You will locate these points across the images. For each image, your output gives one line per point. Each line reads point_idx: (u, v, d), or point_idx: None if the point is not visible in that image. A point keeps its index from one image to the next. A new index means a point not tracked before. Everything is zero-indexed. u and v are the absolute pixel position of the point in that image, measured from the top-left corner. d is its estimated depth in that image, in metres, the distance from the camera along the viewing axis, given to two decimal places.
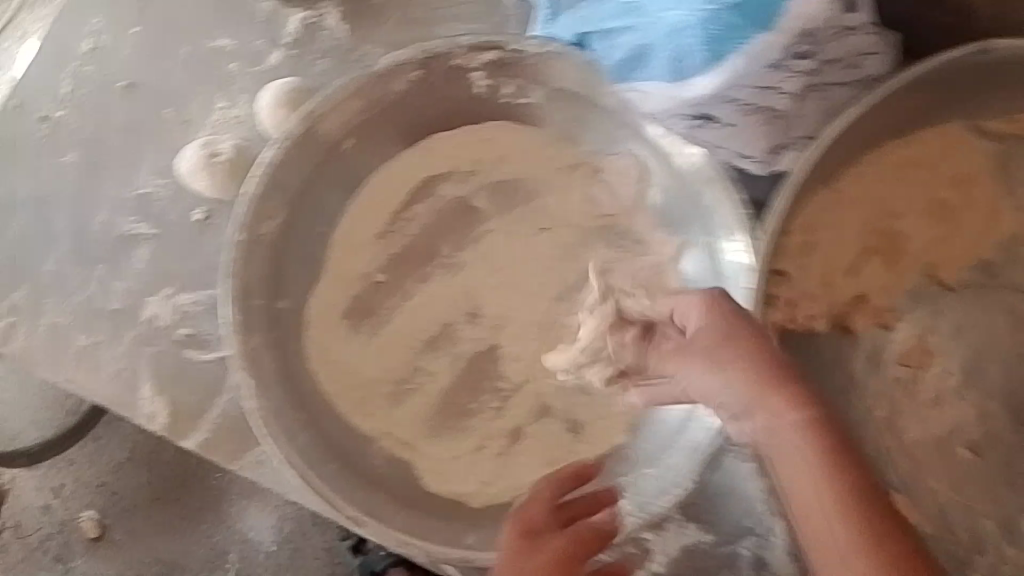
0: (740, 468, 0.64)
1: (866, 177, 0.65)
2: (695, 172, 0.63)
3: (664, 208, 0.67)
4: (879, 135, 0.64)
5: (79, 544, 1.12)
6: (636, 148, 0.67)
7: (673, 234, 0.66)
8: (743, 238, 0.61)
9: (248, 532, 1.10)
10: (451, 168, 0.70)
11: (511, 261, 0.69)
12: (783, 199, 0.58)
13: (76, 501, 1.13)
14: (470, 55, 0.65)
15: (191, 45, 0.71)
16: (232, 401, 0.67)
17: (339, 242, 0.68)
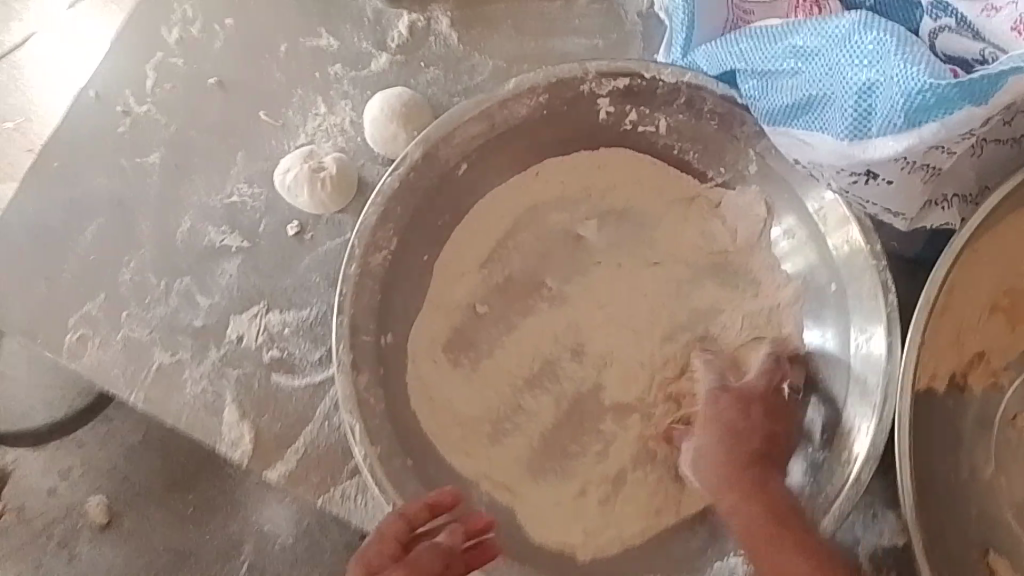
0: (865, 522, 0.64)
1: (1010, 237, 0.62)
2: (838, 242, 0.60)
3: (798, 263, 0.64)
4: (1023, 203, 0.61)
5: (87, 531, 0.94)
6: (768, 192, 0.64)
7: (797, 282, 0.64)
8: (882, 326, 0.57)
9: (265, 533, 0.92)
10: (563, 196, 0.66)
11: (619, 299, 0.66)
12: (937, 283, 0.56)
13: (86, 483, 0.94)
14: (599, 82, 0.61)
15: (289, 44, 0.67)
16: (321, 432, 0.63)
17: (441, 269, 0.65)
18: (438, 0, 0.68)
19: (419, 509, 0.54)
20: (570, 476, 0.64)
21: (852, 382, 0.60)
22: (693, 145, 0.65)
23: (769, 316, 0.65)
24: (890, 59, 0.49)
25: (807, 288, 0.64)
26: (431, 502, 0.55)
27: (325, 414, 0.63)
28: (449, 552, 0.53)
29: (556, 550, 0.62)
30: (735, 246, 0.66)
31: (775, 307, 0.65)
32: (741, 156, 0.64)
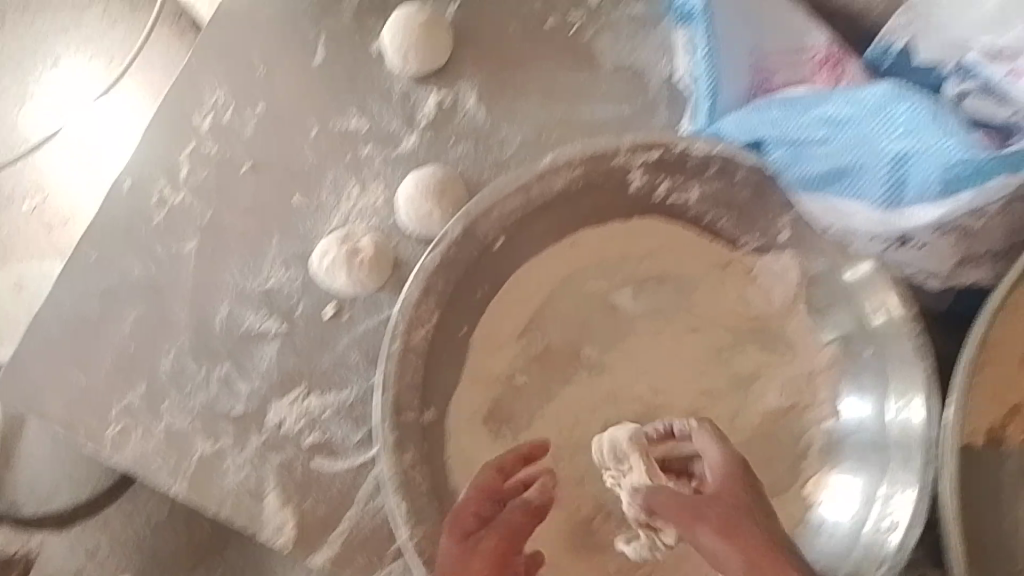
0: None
1: None
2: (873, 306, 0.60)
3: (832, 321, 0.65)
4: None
5: None
6: (801, 254, 0.65)
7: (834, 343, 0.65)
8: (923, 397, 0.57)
9: None
10: (598, 267, 0.67)
11: (656, 364, 0.66)
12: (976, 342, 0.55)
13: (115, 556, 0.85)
14: (633, 155, 0.62)
15: (320, 126, 0.68)
16: (365, 515, 0.62)
17: (480, 342, 0.65)
18: (465, 77, 0.69)
19: (515, 459, 0.59)
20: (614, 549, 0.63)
21: (891, 444, 0.60)
22: (727, 212, 0.66)
23: (798, 378, 0.66)
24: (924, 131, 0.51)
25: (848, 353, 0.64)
26: (528, 454, 0.60)
27: (369, 494, 0.63)
28: (536, 512, 0.56)
29: None
30: (773, 310, 0.66)
31: (811, 372, 0.66)
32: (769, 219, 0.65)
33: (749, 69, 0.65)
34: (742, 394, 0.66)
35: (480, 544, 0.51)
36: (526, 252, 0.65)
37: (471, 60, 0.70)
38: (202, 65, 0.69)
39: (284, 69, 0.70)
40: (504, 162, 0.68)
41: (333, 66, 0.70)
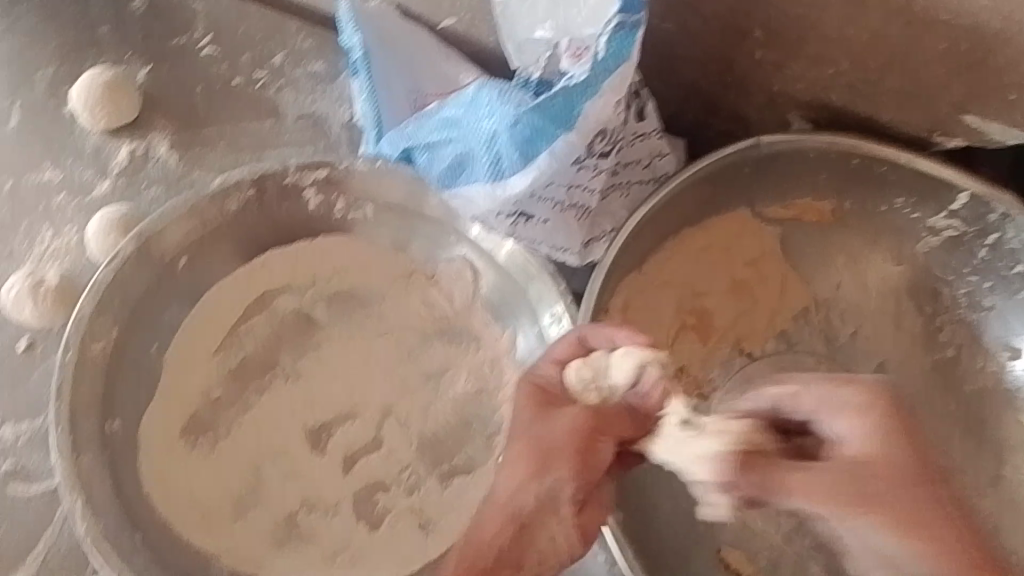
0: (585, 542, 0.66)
1: (680, 264, 0.73)
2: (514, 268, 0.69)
3: (494, 302, 0.72)
4: (678, 223, 0.72)
5: None
6: (466, 253, 0.72)
7: (500, 325, 0.71)
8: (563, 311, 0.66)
9: None
10: (288, 284, 0.72)
11: (348, 366, 0.71)
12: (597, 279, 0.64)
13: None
14: (301, 174, 0.70)
15: (16, 182, 0.73)
16: (60, 537, 0.63)
17: (173, 360, 0.68)
18: (158, 129, 0.75)
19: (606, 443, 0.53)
20: (315, 539, 0.66)
21: None
22: (400, 223, 0.73)
23: (477, 365, 0.71)
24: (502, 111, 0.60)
25: (497, 305, 0.72)
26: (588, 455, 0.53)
27: (63, 516, 0.63)
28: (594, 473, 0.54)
29: None
30: (455, 308, 0.72)
31: (496, 358, 0.71)
32: (437, 230, 0.73)
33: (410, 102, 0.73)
34: (434, 386, 0.71)
35: (567, 431, 0.53)
36: (215, 274, 0.70)
37: (162, 112, 0.76)
38: None
39: None
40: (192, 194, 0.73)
41: (28, 129, 0.75)
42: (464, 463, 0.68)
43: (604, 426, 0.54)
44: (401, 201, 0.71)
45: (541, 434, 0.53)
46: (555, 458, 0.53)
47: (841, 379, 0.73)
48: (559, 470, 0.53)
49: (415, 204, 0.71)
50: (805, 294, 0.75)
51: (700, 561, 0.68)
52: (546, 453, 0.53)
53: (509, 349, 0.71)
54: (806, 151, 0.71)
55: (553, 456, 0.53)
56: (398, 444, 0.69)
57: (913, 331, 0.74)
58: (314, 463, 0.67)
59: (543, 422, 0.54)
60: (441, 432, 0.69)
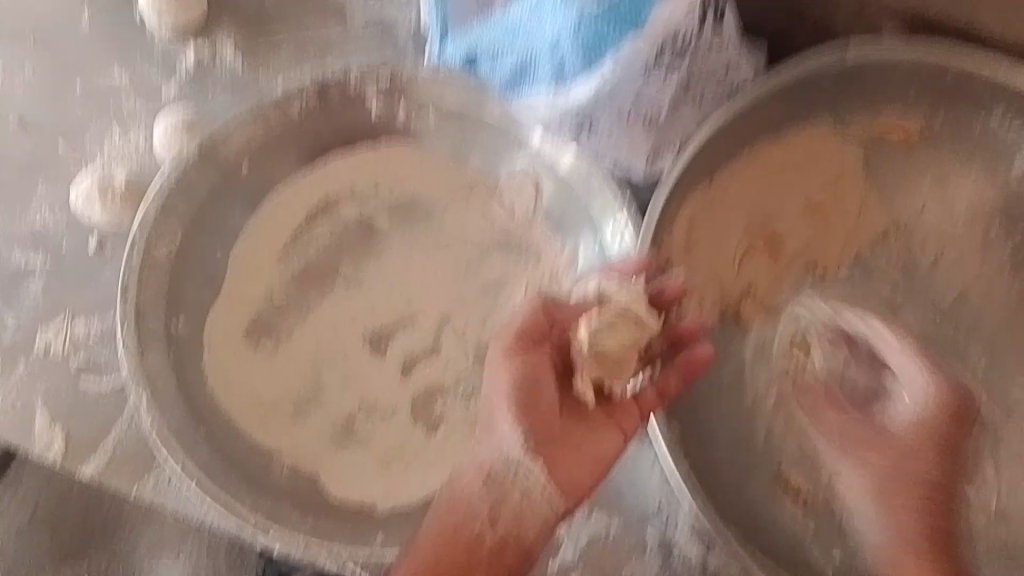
0: (639, 455, 0.65)
1: (752, 182, 0.70)
2: (572, 176, 0.66)
3: (553, 211, 0.70)
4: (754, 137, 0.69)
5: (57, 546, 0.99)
6: (525, 163, 0.70)
7: (560, 240, 0.70)
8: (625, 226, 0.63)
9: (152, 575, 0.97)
10: (349, 192, 0.71)
11: (410, 275, 0.71)
12: (664, 193, 0.62)
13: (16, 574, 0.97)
14: (362, 81, 0.69)
15: (87, 82, 0.73)
16: (130, 426, 0.65)
17: (239, 261, 0.69)
18: (225, 31, 0.74)
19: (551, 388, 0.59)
20: (372, 442, 0.66)
21: None
22: (460, 133, 0.71)
23: (536, 279, 0.70)
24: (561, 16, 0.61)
25: (560, 218, 0.69)
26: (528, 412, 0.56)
27: (131, 412, 0.65)
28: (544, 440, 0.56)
29: (355, 508, 0.63)
30: (517, 221, 0.71)
31: (555, 273, 0.70)
32: (496, 140, 0.70)
33: None
34: (492, 301, 0.70)
35: (538, 371, 0.58)
36: (278, 179, 0.70)
37: (229, 14, 0.75)
38: None
39: (56, 34, 0.75)
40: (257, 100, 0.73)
41: (99, 29, 0.74)
42: None
43: (538, 385, 0.58)
44: (459, 109, 0.69)
45: (518, 378, 0.57)
46: (529, 405, 0.57)
47: (921, 306, 0.70)
48: (536, 417, 0.57)
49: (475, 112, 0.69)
50: (886, 216, 0.72)
51: (761, 482, 0.67)
52: (526, 400, 0.57)
53: (569, 266, 0.69)
54: (895, 63, 0.66)
55: (533, 404, 0.57)
56: (458, 353, 0.68)
57: (1002, 258, 0.70)
58: (374, 369, 0.68)
59: (512, 367, 0.57)
60: None
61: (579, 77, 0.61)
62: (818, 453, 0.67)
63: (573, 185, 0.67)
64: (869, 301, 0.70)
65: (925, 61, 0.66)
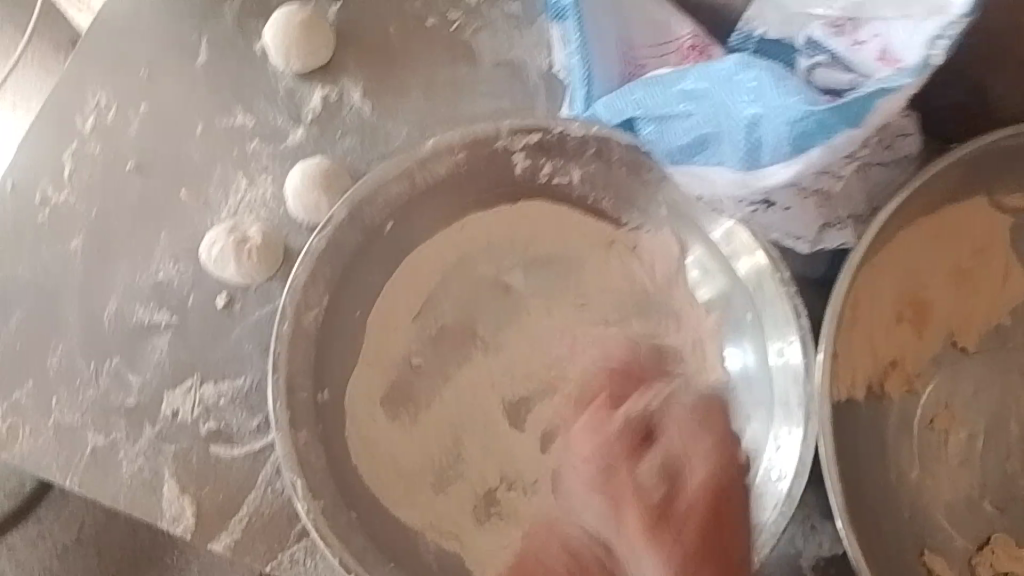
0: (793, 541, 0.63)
1: (905, 252, 0.68)
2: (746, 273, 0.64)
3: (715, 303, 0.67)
4: (921, 210, 0.66)
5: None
6: (679, 231, 0.68)
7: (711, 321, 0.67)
8: (795, 334, 0.61)
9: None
10: (484, 250, 0.69)
11: (550, 337, 0.67)
12: (847, 278, 0.59)
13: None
14: (512, 138, 0.65)
15: (207, 123, 0.70)
16: (265, 497, 0.61)
17: (375, 323, 0.66)
18: (350, 74, 0.71)
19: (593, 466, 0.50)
20: (514, 518, 0.63)
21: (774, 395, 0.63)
22: (605, 191, 0.69)
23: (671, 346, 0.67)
24: (768, 93, 0.55)
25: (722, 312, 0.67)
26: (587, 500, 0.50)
27: (267, 479, 0.62)
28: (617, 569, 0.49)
29: None
30: (655, 283, 0.69)
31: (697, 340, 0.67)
32: (644, 196, 0.68)
33: (622, 61, 0.67)
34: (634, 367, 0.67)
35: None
36: (416, 236, 0.67)
37: (353, 56, 0.71)
38: (89, 68, 0.71)
39: (168, 72, 0.71)
40: (387, 152, 0.69)
41: (216, 68, 0.71)
42: None
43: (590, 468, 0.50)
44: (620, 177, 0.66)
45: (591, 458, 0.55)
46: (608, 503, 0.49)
47: None
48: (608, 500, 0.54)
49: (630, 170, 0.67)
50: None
51: (907, 559, 0.66)
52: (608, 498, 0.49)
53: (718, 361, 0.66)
54: None
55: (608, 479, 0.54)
56: None
57: None
58: (515, 438, 0.65)
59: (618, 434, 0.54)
60: None
61: (774, 155, 0.55)
62: (959, 532, 0.67)
63: (745, 282, 0.65)
64: (1009, 376, 0.70)
65: None
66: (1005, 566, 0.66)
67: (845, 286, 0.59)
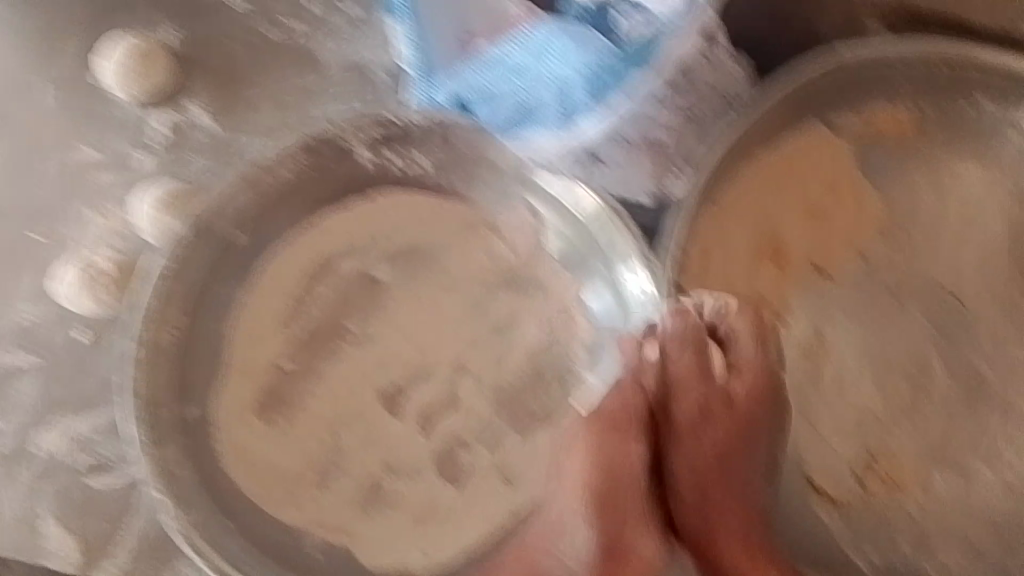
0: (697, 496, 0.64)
1: (752, 191, 0.70)
2: (592, 218, 0.67)
3: (568, 251, 0.69)
4: (753, 147, 0.68)
5: None
6: (526, 200, 0.70)
7: (569, 272, 0.70)
8: (642, 265, 0.66)
9: None
10: (350, 247, 0.69)
11: (421, 327, 0.69)
12: (679, 220, 0.64)
13: None
14: (354, 133, 0.68)
15: (62, 160, 0.72)
16: (148, 521, 0.64)
17: (241, 335, 0.67)
18: (195, 96, 0.72)
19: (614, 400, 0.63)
20: (401, 502, 0.66)
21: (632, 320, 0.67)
22: (454, 175, 0.70)
23: (532, 315, 0.70)
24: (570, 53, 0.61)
25: (573, 262, 0.69)
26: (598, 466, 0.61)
27: (146, 506, 0.64)
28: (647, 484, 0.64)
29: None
30: (518, 258, 0.70)
31: (565, 302, 0.70)
32: (492, 175, 0.69)
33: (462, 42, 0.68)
34: (504, 337, 0.69)
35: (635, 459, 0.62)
36: (274, 244, 0.68)
37: (197, 78, 0.73)
38: None
39: (18, 117, 0.73)
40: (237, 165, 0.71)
41: (66, 105, 0.72)
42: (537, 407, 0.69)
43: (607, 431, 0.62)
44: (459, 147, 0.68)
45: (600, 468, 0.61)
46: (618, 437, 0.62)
47: (926, 295, 0.70)
48: (618, 514, 0.61)
49: (471, 148, 0.68)
50: (886, 211, 0.71)
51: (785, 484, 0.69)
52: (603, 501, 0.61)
53: (582, 313, 0.70)
54: (886, 62, 0.68)
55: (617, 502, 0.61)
56: (477, 391, 0.69)
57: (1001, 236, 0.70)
58: (395, 426, 0.67)
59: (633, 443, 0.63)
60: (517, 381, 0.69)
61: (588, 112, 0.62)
62: (837, 451, 0.69)
63: (589, 228, 0.68)
64: (876, 296, 0.71)
65: (920, 59, 0.68)
66: (886, 475, 0.68)
67: (680, 222, 0.64)
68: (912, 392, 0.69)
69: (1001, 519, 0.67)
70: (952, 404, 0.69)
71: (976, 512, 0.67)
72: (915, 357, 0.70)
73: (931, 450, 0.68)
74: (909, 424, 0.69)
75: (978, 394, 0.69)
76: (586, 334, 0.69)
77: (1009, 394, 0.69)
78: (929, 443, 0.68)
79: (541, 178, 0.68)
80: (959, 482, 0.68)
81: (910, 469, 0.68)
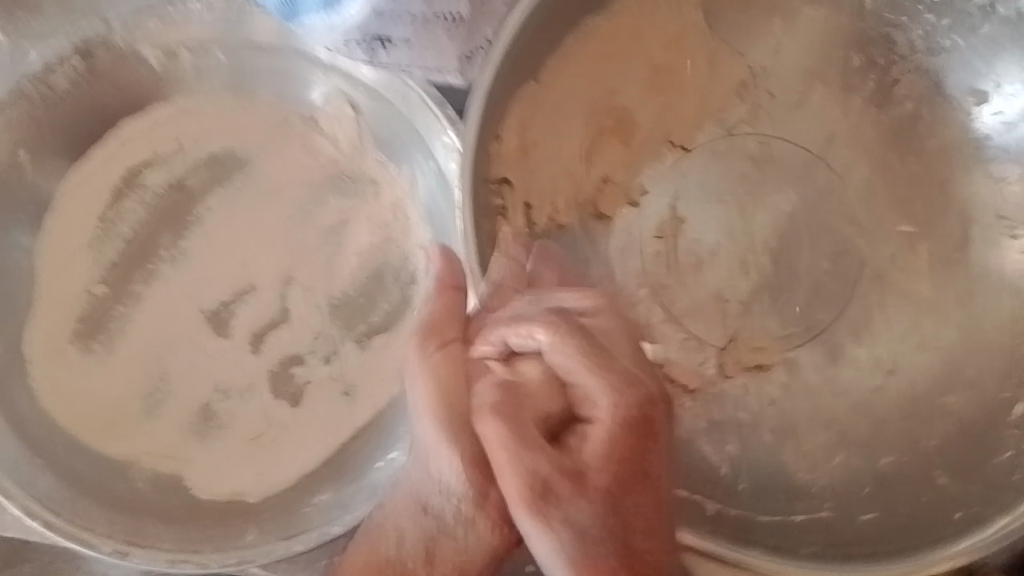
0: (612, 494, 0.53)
1: (575, 60, 0.63)
2: (385, 92, 0.62)
3: (382, 136, 0.65)
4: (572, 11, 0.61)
5: None
6: (330, 89, 0.65)
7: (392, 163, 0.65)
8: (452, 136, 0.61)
9: None
10: (155, 155, 0.66)
11: (238, 240, 0.65)
12: (477, 105, 0.56)
13: None
14: (130, 32, 0.65)
15: None
16: None
17: (44, 262, 0.65)
18: None
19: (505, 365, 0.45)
20: (232, 426, 0.62)
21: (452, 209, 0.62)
22: (260, 75, 0.66)
23: (360, 217, 0.65)
24: None
25: (388, 149, 0.65)
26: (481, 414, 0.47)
27: None
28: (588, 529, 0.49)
29: (224, 500, 0.61)
30: (342, 154, 0.66)
31: (397, 203, 0.64)
32: (289, 64, 0.65)
33: None
34: (333, 244, 0.64)
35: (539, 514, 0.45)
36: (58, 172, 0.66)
37: None
38: None
39: None
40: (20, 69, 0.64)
41: None
42: (371, 309, 0.63)
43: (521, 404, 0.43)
44: (228, 33, 0.64)
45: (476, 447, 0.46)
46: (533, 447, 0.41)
47: (784, 156, 0.65)
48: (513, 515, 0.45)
49: (251, 33, 0.64)
50: (741, 66, 0.65)
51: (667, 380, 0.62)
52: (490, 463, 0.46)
53: (409, 196, 0.64)
54: None
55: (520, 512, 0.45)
56: (306, 303, 0.63)
57: (864, 91, 0.64)
58: (222, 346, 0.63)
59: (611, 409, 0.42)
60: (348, 288, 0.64)
61: None
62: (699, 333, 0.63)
63: (392, 103, 0.63)
64: (734, 165, 0.65)
65: None
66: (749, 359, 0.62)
67: (477, 108, 0.56)
68: (778, 266, 0.63)
69: (872, 398, 0.61)
70: (822, 271, 0.63)
71: (847, 386, 0.61)
72: (779, 231, 0.63)
73: (797, 322, 0.63)
74: (772, 297, 0.63)
75: (845, 257, 0.63)
76: (422, 235, 0.63)
77: (879, 260, 0.63)
78: (794, 316, 0.63)
79: (322, 54, 0.63)
80: (824, 358, 0.62)
81: (773, 349, 0.62)
